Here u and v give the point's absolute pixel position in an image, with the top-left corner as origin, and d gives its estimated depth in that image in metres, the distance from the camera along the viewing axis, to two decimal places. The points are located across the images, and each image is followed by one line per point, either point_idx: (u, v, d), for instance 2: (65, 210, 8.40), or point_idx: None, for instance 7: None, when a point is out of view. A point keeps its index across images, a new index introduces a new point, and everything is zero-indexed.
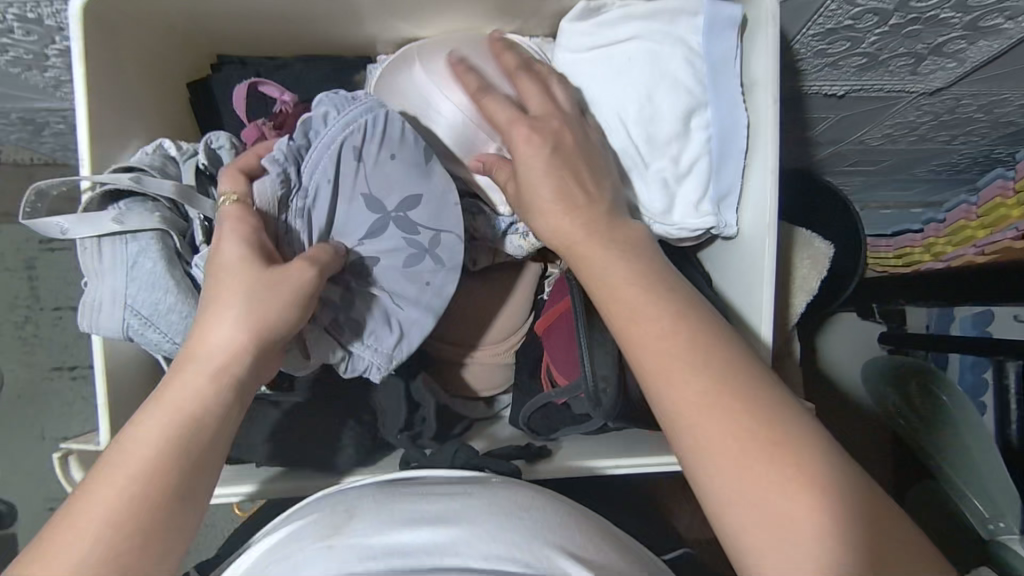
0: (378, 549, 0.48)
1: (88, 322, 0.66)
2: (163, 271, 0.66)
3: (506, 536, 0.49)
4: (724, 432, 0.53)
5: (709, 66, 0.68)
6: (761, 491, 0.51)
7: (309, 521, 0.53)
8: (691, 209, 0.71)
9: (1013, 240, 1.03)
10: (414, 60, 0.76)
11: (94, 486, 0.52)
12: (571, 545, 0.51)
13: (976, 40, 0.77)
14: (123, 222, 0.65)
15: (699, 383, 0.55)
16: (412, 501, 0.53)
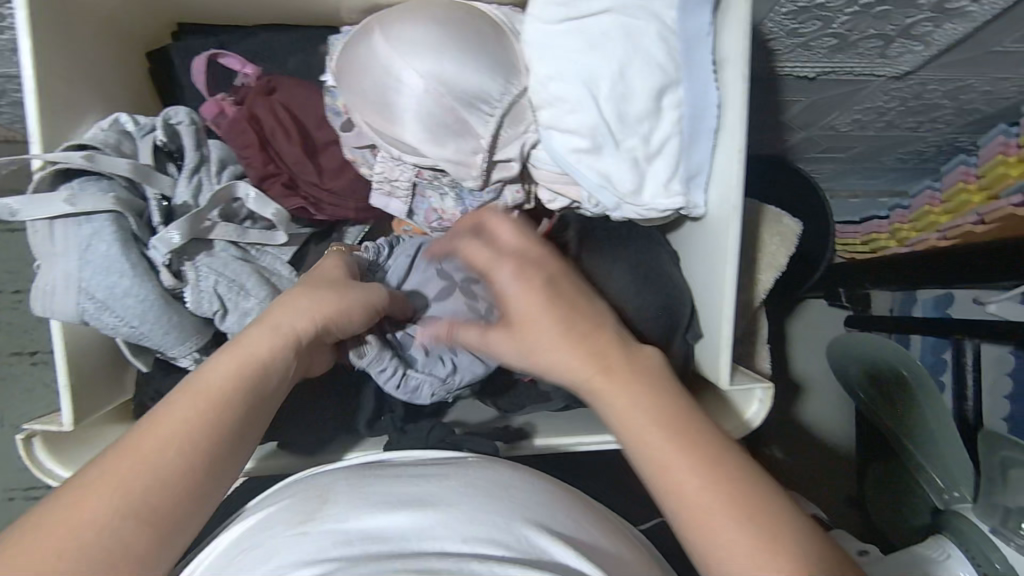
0: (354, 533, 0.47)
1: (40, 306, 0.62)
2: (120, 254, 0.62)
3: (485, 514, 0.49)
4: (672, 466, 0.49)
5: (684, 39, 0.61)
6: (714, 528, 0.47)
7: (279, 508, 0.51)
8: (661, 189, 0.64)
9: (975, 224, 1.07)
10: (371, 29, 0.63)
11: (155, 424, 0.49)
12: (552, 522, 0.51)
13: (942, 23, 0.79)
14: (77, 203, 0.60)
15: (643, 415, 0.51)
16: (388, 484, 0.52)
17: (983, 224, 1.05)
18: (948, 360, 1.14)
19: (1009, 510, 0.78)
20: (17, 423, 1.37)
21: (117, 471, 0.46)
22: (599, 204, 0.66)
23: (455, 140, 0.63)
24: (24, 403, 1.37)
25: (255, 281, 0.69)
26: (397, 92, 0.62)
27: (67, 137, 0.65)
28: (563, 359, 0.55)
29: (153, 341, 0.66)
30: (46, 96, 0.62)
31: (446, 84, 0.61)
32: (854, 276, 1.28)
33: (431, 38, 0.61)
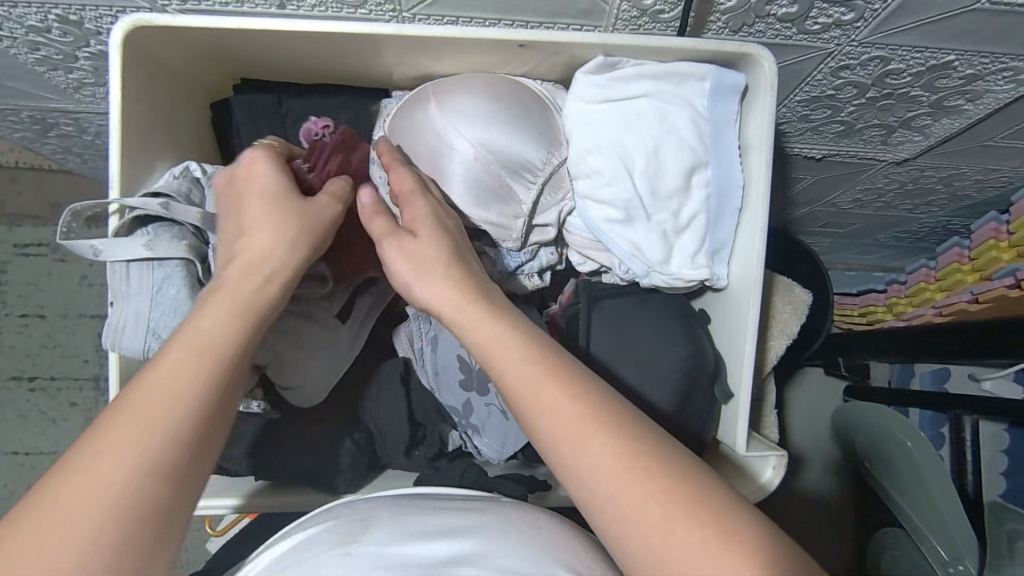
0: (394, 558, 0.48)
1: (110, 340, 0.64)
2: (187, 298, 0.64)
3: (518, 551, 0.50)
4: (588, 455, 0.48)
5: (713, 128, 0.65)
6: (629, 504, 0.45)
7: (321, 529, 0.52)
8: (687, 261, 0.68)
9: (969, 303, 1.12)
10: (427, 101, 0.67)
11: (122, 424, 0.45)
12: (581, 564, 0.51)
13: (940, 118, 0.86)
14: (154, 249, 0.63)
15: (564, 408, 0.49)
16: (426, 513, 0.54)
17: (977, 302, 1.10)
18: (947, 435, 1.17)
19: None
20: (7, 449, 1.36)
21: (145, 395, 0.46)
22: (628, 271, 0.70)
23: (500, 206, 0.68)
24: (19, 429, 1.36)
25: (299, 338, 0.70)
26: (448, 158, 0.67)
27: (139, 187, 0.67)
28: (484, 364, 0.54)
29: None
30: (127, 149, 0.65)
31: (496, 153, 0.66)
32: (852, 346, 1.31)
33: (483, 113, 0.66)
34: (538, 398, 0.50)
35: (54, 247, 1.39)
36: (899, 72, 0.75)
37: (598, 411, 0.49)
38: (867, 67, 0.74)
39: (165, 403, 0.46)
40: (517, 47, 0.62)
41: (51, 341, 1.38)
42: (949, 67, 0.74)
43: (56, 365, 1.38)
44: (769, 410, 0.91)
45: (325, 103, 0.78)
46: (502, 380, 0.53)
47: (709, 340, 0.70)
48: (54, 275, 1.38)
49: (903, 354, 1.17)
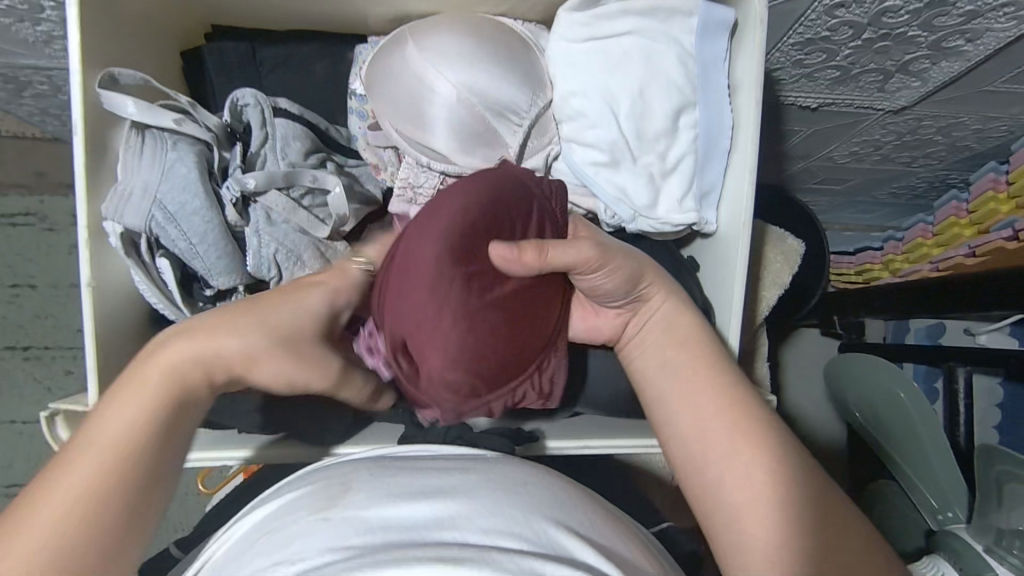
0: (374, 520, 0.46)
1: (110, 211, 0.62)
2: (197, 179, 0.64)
3: (504, 510, 0.48)
4: (736, 466, 0.52)
5: (701, 68, 0.63)
6: (753, 513, 0.50)
7: (303, 494, 0.51)
8: (675, 205, 0.66)
9: (966, 257, 1.10)
10: (405, 42, 0.64)
11: (100, 427, 0.46)
12: (570, 520, 0.50)
13: (939, 60, 0.83)
14: (181, 125, 0.64)
15: (716, 420, 0.55)
16: (410, 475, 0.52)
17: (974, 255, 1.09)
18: (941, 389, 1.16)
19: (1001, 531, 0.79)
20: (3, 420, 1.36)
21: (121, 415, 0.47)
22: (614, 217, 0.68)
23: (483, 149, 0.65)
24: (15, 400, 1.36)
25: (312, 253, 0.69)
26: (428, 105, 0.64)
27: (105, 135, 0.63)
28: (657, 369, 0.60)
29: (203, 264, 0.65)
30: (91, 96, 0.60)
31: (479, 95, 0.63)
32: (847, 303, 1.31)
33: (467, 52, 0.63)
34: (699, 399, 0.56)
35: (41, 216, 1.37)
36: (896, 9, 0.72)
37: (749, 426, 0.54)
38: (863, 4, 0.71)
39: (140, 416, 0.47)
40: None
41: (42, 312, 1.37)
42: (949, 3, 0.71)
43: (49, 335, 1.37)
44: (760, 364, 0.90)
45: (303, 51, 0.75)
46: (666, 387, 0.59)
47: (698, 287, 0.69)
48: (42, 245, 1.37)
49: (898, 310, 1.16)
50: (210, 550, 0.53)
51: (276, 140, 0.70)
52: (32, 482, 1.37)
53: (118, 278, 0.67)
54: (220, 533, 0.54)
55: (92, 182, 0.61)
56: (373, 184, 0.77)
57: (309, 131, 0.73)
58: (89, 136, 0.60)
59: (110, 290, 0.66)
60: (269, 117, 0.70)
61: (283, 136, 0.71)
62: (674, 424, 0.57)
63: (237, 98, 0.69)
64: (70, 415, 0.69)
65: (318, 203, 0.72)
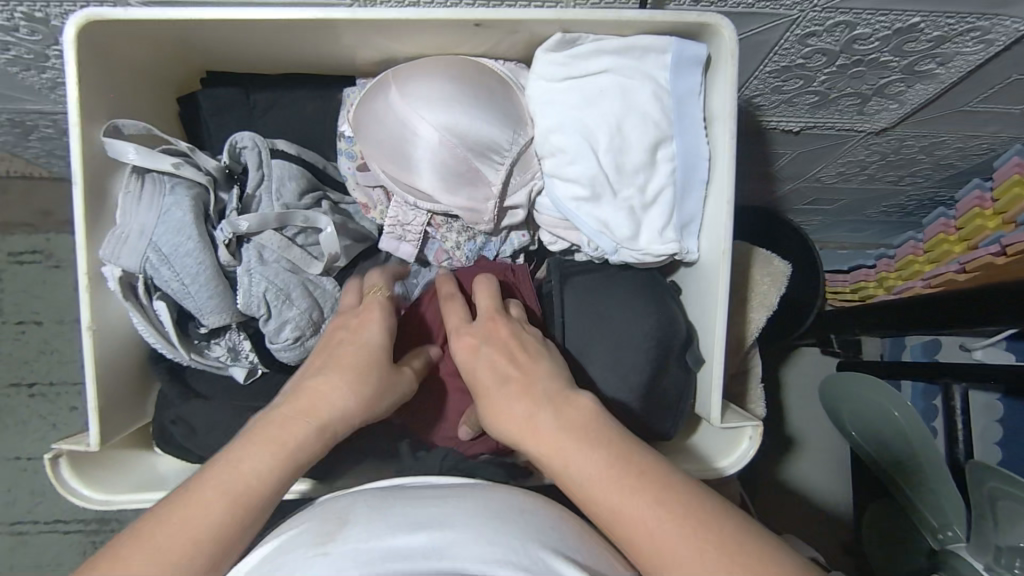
0: (374, 552, 0.48)
1: (108, 251, 0.64)
2: (191, 222, 0.65)
3: (500, 538, 0.49)
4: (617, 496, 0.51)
5: (675, 102, 0.65)
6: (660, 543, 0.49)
7: (301, 530, 0.52)
8: (656, 236, 0.67)
9: (956, 273, 1.11)
10: (388, 87, 0.67)
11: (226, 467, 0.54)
12: (564, 548, 0.51)
13: (913, 84, 0.85)
14: (180, 169, 0.66)
15: (598, 462, 0.53)
16: (406, 505, 0.53)
17: (964, 271, 1.09)
18: (939, 406, 1.16)
19: (1001, 548, 0.80)
20: (9, 456, 1.37)
21: (215, 488, 0.53)
22: (597, 249, 0.70)
23: (468, 189, 0.68)
24: (20, 436, 1.37)
25: (301, 292, 0.71)
26: (413, 150, 0.66)
27: (105, 180, 0.66)
28: (506, 422, 0.59)
29: (195, 303, 0.67)
30: (89, 147, 0.63)
31: (459, 137, 0.65)
32: (842, 321, 1.31)
33: (446, 95, 0.65)
34: (557, 448, 0.55)
35: (47, 254, 1.40)
36: (866, 37, 0.74)
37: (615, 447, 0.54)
38: (834, 32, 0.73)
39: (237, 490, 0.53)
40: (473, 26, 0.62)
41: (48, 348, 1.39)
42: (916, 30, 0.73)
43: (54, 371, 1.38)
44: (753, 384, 0.90)
45: (296, 93, 0.77)
46: (526, 440, 0.57)
47: (680, 308, 0.70)
48: (47, 282, 1.39)
49: (892, 327, 1.17)
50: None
51: (272, 182, 0.72)
52: (35, 517, 1.37)
53: (119, 320, 0.69)
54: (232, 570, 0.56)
55: (93, 229, 0.64)
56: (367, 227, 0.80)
57: (304, 171, 0.76)
58: (88, 185, 0.63)
59: (111, 332, 0.68)
60: (265, 159, 0.73)
61: (280, 177, 0.73)
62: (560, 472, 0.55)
63: (236, 140, 0.72)
64: (71, 455, 0.70)
65: (311, 243, 0.74)
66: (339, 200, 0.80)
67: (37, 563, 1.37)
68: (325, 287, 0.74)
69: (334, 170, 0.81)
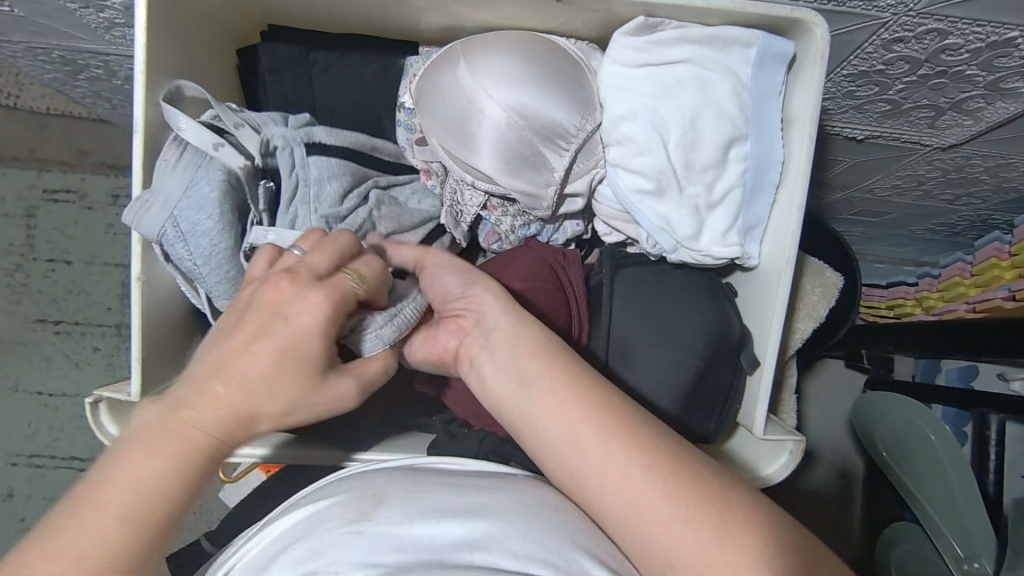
0: (407, 539, 0.47)
1: (130, 215, 0.62)
2: (217, 199, 0.63)
3: (535, 537, 0.48)
4: (615, 469, 0.52)
5: (755, 100, 0.62)
6: (651, 512, 0.50)
7: (335, 502, 0.52)
8: (718, 238, 0.65)
9: (1005, 299, 1.08)
10: (457, 60, 0.65)
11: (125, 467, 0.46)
12: (598, 550, 0.50)
13: (994, 101, 0.82)
14: (218, 149, 0.63)
15: (596, 426, 0.53)
16: (440, 491, 0.52)
17: (1013, 299, 1.06)
18: (969, 433, 1.14)
19: None
20: (31, 390, 1.39)
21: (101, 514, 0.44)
22: (655, 245, 0.68)
23: (530, 172, 0.66)
24: (43, 371, 1.39)
25: None
26: (478, 127, 0.64)
27: (166, 130, 0.65)
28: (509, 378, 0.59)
29: (205, 283, 0.66)
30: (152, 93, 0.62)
31: (526, 119, 0.63)
32: (876, 338, 1.28)
33: (516, 74, 0.63)
34: (558, 411, 0.55)
35: (82, 195, 1.40)
36: (956, 47, 0.71)
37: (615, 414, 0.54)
38: (923, 40, 0.70)
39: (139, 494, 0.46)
40: (554, 1, 0.59)
41: (76, 287, 1.40)
42: (1011, 44, 0.70)
43: (81, 311, 1.40)
44: (788, 395, 0.88)
45: (354, 56, 0.75)
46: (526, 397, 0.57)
47: (736, 312, 0.68)
48: (79, 222, 1.40)
49: (930, 349, 1.14)
50: (236, 554, 0.53)
51: (310, 187, 0.68)
52: (53, 452, 1.40)
53: (170, 275, 0.68)
54: (254, 532, 0.55)
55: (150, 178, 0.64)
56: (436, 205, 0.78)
57: (347, 163, 0.72)
58: (147, 134, 0.63)
59: (159, 282, 0.67)
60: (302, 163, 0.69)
61: (326, 177, 0.70)
62: (542, 438, 0.55)
63: (270, 140, 0.67)
64: (111, 402, 0.70)
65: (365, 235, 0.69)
66: (389, 184, 0.76)
67: (52, 496, 1.39)
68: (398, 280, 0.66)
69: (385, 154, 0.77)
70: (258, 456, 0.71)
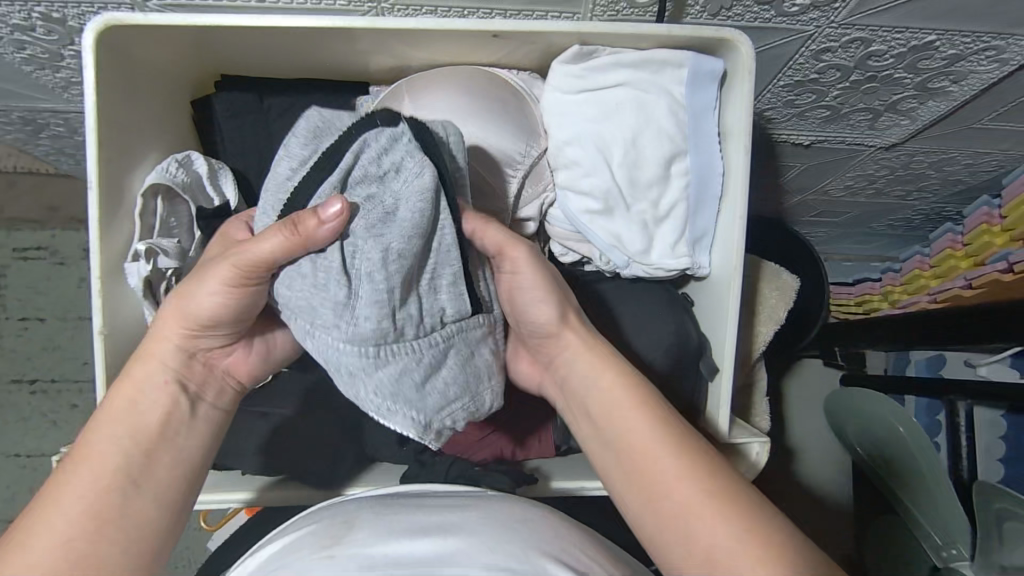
0: (376, 558, 0.47)
1: None
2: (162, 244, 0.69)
3: (504, 548, 0.49)
4: (688, 504, 0.52)
5: (692, 117, 0.64)
6: (717, 545, 0.50)
7: (309, 533, 0.52)
8: (668, 251, 0.67)
9: (963, 289, 1.11)
10: (404, 98, 0.67)
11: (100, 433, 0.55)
12: (570, 557, 0.50)
13: (925, 100, 0.85)
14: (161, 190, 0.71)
15: (689, 493, 0.52)
16: (413, 513, 0.53)
17: (971, 288, 1.09)
18: (943, 422, 1.16)
19: (1005, 568, 0.81)
20: (8, 453, 1.37)
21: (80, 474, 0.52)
22: (609, 262, 0.70)
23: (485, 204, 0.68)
24: (20, 433, 1.37)
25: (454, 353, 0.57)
26: None
27: (121, 184, 0.66)
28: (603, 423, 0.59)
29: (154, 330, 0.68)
30: (105, 148, 0.64)
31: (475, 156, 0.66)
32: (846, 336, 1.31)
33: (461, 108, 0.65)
34: (644, 450, 0.56)
35: (52, 250, 1.40)
36: (881, 53, 0.75)
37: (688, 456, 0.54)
38: (849, 49, 0.74)
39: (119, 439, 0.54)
40: (490, 36, 0.62)
41: (50, 344, 1.38)
42: (931, 48, 0.74)
43: (56, 368, 1.38)
44: (759, 398, 0.90)
45: (307, 98, 0.76)
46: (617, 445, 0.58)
47: (693, 321, 0.69)
48: (52, 278, 1.39)
49: (897, 343, 1.16)
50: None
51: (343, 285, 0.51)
52: None
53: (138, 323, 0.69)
54: (231, 573, 0.55)
55: (106, 229, 0.64)
56: (450, 125, 0.57)
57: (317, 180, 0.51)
58: (102, 189, 0.64)
59: (126, 334, 0.67)
60: (332, 323, 0.52)
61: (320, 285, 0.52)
62: (629, 482, 0.56)
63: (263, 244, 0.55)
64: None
65: (427, 345, 0.55)
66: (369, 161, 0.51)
67: None
68: (485, 359, 0.60)
69: (309, 136, 0.54)
70: (239, 501, 0.73)
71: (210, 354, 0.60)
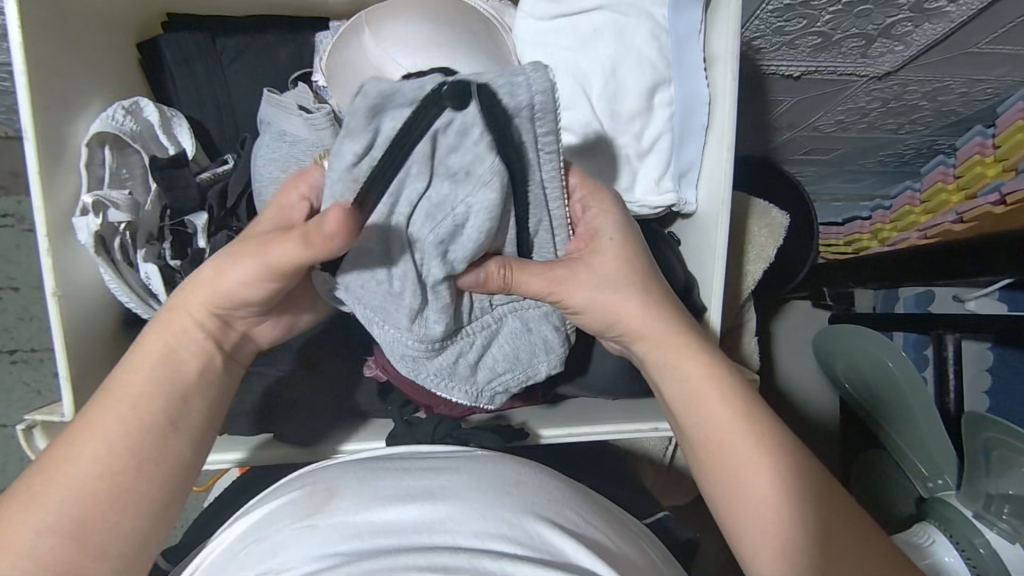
0: (362, 525, 0.46)
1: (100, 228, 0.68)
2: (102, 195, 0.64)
3: (493, 511, 0.47)
4: (755, 474, 0.53)
5: (674, 41, 0.61)
6: (764, 520, 0.52)
7: (288, 501, 0.51)
8: (653, 186, 0.64)
9: (954, 223, 1.09)
10: (362, 30, 0.62)
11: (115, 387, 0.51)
12: (561, 518, 0.50)
13: (921, 23, 0.81)
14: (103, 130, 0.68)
15: (761, 474, 0.53)
16: (397, 476, 0.51)
17: (961, 221, 1.07)
18: (930, 357, 1.17)
19: (992, 496, 0.81)
20: None
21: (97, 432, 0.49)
22: None
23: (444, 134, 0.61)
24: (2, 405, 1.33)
25: (511, 328, 0.63)
26: None
27: (59, 134, 0.61)
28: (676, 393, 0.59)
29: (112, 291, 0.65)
30: (38, 94, 0.59)
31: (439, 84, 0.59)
32: (835, 275, 1.29)
33: (422, 36, 0.59)
34: (725, 428, 0.56)
35: (20, 217, 1.33)
36: None
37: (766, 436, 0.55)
38: None
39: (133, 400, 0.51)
40: None
41: (27, 314, 1.33)
42: None
43: (38, 338, 1.33)
44: (748, 338, 0.88)
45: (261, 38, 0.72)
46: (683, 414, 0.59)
47: (679, 262, 0.67)
48: (21, 246, 1.33)
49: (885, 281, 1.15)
50: (197, 560, 0.52)
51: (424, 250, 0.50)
52: None
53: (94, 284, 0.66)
54: (211, 545, 0.54)
55: (50, 181, 0.60)
56: (537, 84, 0.46)
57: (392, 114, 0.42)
58: (40, 139, 0.59)
59: (79, 296, 0.63)
60: (404, 327, 0.55)
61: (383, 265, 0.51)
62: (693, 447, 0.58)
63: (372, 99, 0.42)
64: (49, 426, 0.65)
65: (479, 329, 0.62)
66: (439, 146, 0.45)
67: None
68: (541, 339, 0.64)
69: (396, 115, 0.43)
70: (233, 462, 0.74)
71: (245, 322, 0.57)
